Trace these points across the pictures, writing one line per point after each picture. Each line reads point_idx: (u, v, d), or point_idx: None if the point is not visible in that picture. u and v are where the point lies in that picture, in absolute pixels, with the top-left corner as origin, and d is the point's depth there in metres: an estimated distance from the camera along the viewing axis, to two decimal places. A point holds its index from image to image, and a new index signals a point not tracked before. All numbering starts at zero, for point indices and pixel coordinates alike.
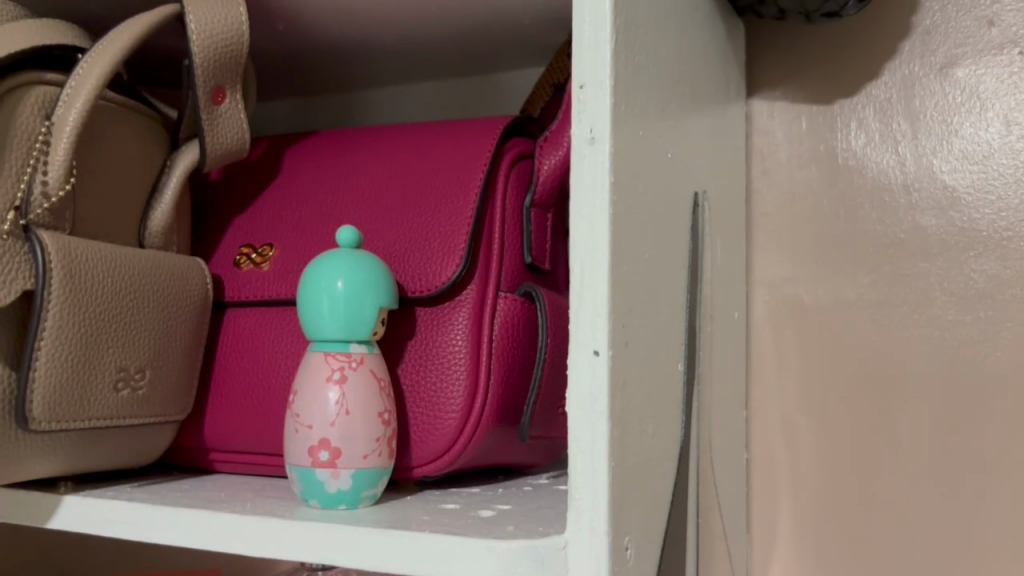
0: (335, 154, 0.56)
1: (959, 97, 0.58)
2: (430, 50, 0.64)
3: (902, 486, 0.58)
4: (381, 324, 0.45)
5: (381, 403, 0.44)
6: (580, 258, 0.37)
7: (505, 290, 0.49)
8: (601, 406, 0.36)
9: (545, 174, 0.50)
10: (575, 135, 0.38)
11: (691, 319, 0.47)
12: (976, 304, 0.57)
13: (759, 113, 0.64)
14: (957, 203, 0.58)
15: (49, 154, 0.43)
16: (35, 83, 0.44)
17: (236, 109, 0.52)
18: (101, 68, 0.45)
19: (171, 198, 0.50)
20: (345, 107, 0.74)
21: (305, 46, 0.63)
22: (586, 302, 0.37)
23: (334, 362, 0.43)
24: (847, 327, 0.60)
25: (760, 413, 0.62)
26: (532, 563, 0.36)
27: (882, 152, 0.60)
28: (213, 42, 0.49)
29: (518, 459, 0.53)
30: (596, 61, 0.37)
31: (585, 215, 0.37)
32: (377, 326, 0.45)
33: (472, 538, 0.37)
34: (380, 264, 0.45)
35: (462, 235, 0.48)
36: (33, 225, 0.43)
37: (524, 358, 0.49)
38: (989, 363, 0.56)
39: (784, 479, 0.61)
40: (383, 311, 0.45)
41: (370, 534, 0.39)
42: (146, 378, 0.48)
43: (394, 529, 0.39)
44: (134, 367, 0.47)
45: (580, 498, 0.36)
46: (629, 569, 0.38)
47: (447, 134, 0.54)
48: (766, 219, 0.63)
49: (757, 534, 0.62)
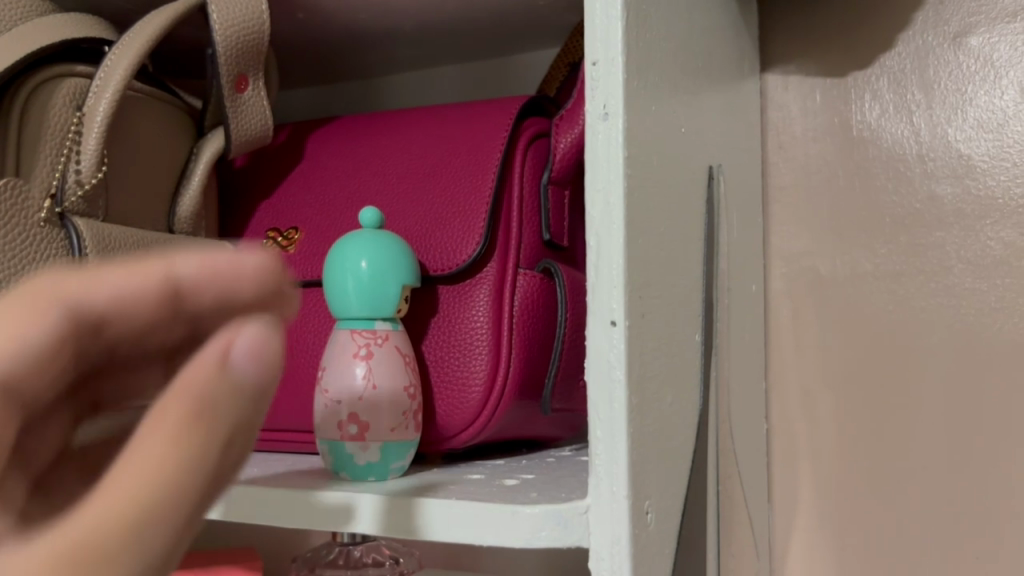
0: (357, 138, 0.57)
1: (973, 66, 0.58)
2: (446, 34, 0.65)
3: (923, 454, 0.59)
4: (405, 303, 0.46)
5: (407, 378, 0.45)
6: (596, 232, 0.38)
7: (524, 267, 0.50)
8: (619, 375, 0.37)
9: (561, 153, 0.50)
10: (589, 111, 0.38)
11: (708, 290, 0.48)
12: (993, 271, 0.57)
13: (774, 88, 0.64)
14: (972, 171, 0.58)
15: (82, 143, 0.45)
16: (68, 75, 0.46)
17: (259, 96, 0.53)
18: (128, 59, 0.46)
19: (199, 183, 0.52)
20: (363, 93, 0.75)
21: (324, 34, 0.64)
22: (603, 274, 0.38)
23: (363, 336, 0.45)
24: (864, 297, 0.61)
25: (780, 384, 0.63)
26: (556, 527, 0.38)
27: (896, 123, 0.60)
28: (236, 32, 0.51)
29: (541, 432, 0.54)
30: (608, 38, 0.38)
31: (600, 189, 0.38)
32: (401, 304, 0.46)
33: (498, 504, 0.39)
34: (401, 243, 0.46)
35: (482, 213, 0.49)
36: (68, 212, 0.44)
37: (545, 333, 0.50)
38: (1006, 330, 0.57)
39: (805, 449, 0.62)
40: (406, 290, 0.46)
41: (427, 505, 0.40)
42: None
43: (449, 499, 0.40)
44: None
45: (601, 464, 0.37)
46: (651, 533, 0.39)
47: (467, 116, 0.55)
48: (782, 193, 0.63)
49: (778, 502, 0.63)
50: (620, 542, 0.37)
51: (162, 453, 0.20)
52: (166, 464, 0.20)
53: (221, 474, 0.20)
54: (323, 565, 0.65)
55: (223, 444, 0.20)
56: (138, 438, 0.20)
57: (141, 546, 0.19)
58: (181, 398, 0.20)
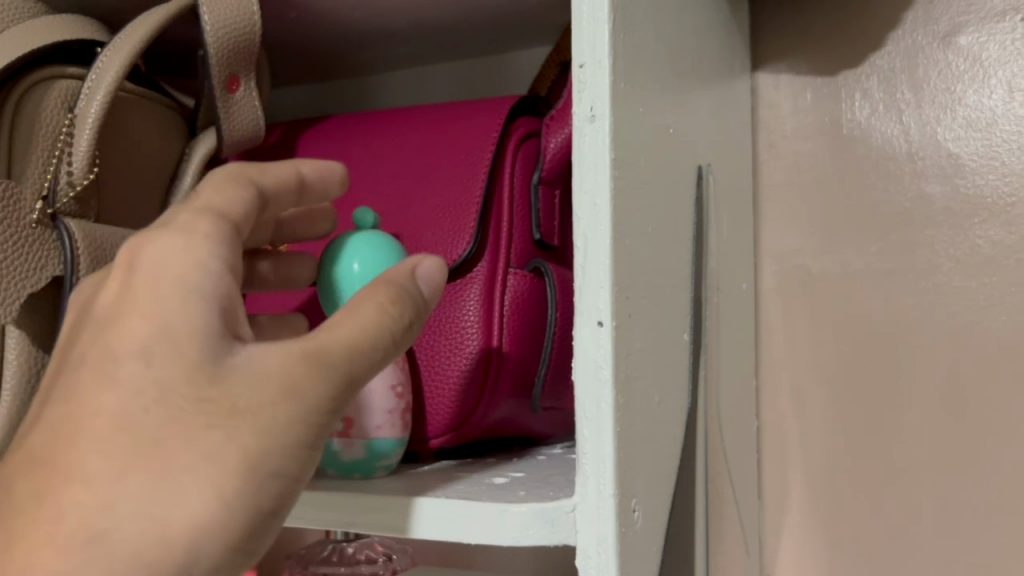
0: (349, 138, 0.57)
1: (962, 65, 0.58)
2: (438, 32, 0.65)
3: (912, 451, 0.59)
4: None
5: (395, 377, 0.46)
6: (583, 233, 0.38)
7: (514, 267, 0.50)
8: (605, 374, 0.37)
9: (551, 153, 0.51)
10: (576, 114, 0.39)
11: (697, 289, 0.49)
12: (982, 269, 0.57)
13: (765, 86, 0.64)
14: (961, 170, 0.58)
15: (73, 145, 0.45)
16: (58, 77, 0.46)
17: (251, 96, 0.53)
18: (120, 61, 0.46)
19: (190, 186, 0.52)
20: (356, 91, 0.75)
21: (316, 33, 0.64)
22: (590, 275, 0.38)
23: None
24: (854, 294, 0.61)
25: (770, 381, 0.63)
26: (543, 525, 0.38)
27: (886, 122, 0.61)
28: (228, 33, 0.51)
29: (536, 429, 0.54)
30: (595, 41, 0.38)
31: (587, 190, 0.38)
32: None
33: (486, 502, 0.39)
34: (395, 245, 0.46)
35: (472, 215, 0.50)
36: (60, 213, 0.45)
37: (535, 331, 0.50)
38: (994, 328, 0.57)
39: (794, 446, 0.63)
40: None
41: (422, 505, 0.40)
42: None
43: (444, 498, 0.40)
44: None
45: (587, 462, 0.38)
46: (637, 530, 0.40)
47: (456, 115, 0.55)
48: (772, 191, 0.64)
49: (769, 498, 0.63)
50: (607, 540, 0.37)
51: (373, 307, 0.34)
52: (375, 318, 0.34)
53: (404, 333, 0.35)
54: (316, 564, 0.65)
55: (407, 316, 0.35)
56: (356, 305, 0.34)
57: (347, 363, 0.33)
58: (389, 285, 0.35)
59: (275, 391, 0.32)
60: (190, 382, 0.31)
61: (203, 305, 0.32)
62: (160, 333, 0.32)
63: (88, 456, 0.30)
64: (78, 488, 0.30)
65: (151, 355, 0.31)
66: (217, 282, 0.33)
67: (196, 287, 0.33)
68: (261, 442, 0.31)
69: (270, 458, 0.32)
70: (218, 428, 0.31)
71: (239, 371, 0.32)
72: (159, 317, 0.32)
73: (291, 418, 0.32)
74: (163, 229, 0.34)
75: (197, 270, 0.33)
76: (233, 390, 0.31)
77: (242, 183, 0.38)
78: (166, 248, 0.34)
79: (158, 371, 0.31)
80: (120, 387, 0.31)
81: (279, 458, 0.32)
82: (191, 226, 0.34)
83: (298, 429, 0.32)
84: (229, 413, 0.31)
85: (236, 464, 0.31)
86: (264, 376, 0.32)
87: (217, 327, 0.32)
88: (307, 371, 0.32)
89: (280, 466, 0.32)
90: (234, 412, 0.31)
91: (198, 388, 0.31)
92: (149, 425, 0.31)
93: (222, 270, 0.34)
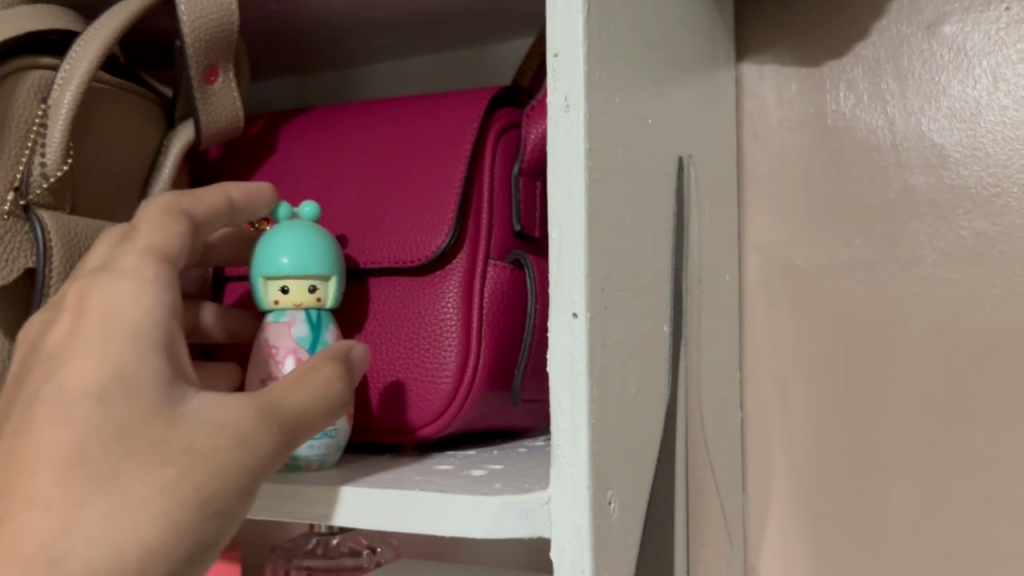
0: (330, 129, 0.57)
1: (946, 55, 0.58)
2: (421, 24, 0.65)
3: (895, 443, 0.59)
4: (286, 293, 0.45)
5: (266, 371, 0.45)
6: (558, 224, 0.38)
7: (494, 258, 0.50)
8: (580, 366, 0.37)
9: (531, 143, 0.50)
10: (551, 103, 0.38)
11: (677, 281, 0.48)
12: (966, 260, 0.57)
13: (749, 77, 0.64)
14: (945, 161, 0.58)
15: (46, 136, 0.45)
16: (31, 68, 0.46)
17: (229, 88, 0.53)
18: (94, 51, 0.46)
19: (168, 178, 0.52)
20: (341, 83, 0.75)
21: (298, 24, 0.64)
22: (564, 267, 0.38)
23: (272, 334, 0.45)
24: (838, 286, 0.61)
25: (754, 373, 0.63)
26: (518, 517, 0.38)
27: (870, 113, 0.60)
28: (204, 23, 0.50)
29: (515, 422, 0.54)
30: (569, 29, 0.38)
31: (561, 180, 0.38)
32: (278, 295, 0.45)
33: (460, 495, 0.39)
34: (308, 230, 0.45)
35: (450, 206, 0.49)
36: (33, 204, 0.44)
37: (516, 324, 0.50)
38: (978, 319, 0.57)
39: (778, 438, 0.62)
40: (317, 279, 0.45)
41: (346, 494, 0.41)
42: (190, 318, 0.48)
43: (366, 487, 0.41)
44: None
45: (562, 454, 0.37)
46: (613, 523, 0.39)
47: (436, 106, 0.54)
48: (757, 183, 0.63)
49: (753, 491, 0.63)
50: (581, 532, 0.37)
51: (319, 377, 0.39)
52: (320, 385, 0.38)
53: (343, 404, 0.40)
54: (301, 556, 0.66)
55: (346, 388, 0.40)
56: (302, 373, 0.39)
57: (294, 418, 0.37)
58: (333, 358, 0.40)
59: (230, 437, 0.35)
60: (148, 423, 0.34)
61: (153, 355, 0.36)
62: (114, 376, 0.35)
63: (46, 487, 0.33)
64: (37, 516, 0.32)
65: (107, 396, 0.34)
66: (162, 332, 0.37)
67: (145, 335, 0.36)
68: (212, 482, 0.34)
69: (217, 496, 0.34)
70: (173, 466, 0.34)
71: (193, 417, 0.35)
72: (110, 362, 0.35)
73: (240, 463, 0.35)
74: (113, 277, 0.38)
75: (146, 319, 0.36)
76: (190, 432, 0.35)
77: (179, 220, 0.41)
78: (117, 298, 0.37)
79: (115, 412, 0.34)
80: (75, 423, 0.34)
81: (225, 497, 0.35)
82: (137, 274, 0.38)
83: (245, 474, 0.35)
84: (185, 453, 0.34)
85: (188, 499, 0.34)
86: (218, 422, 0.35)
87: (167, 376, 0.36)
88: (255, 424, 0.36)
89: (226, 506, 0.35)
90: (191, 450, 0.34)
91: (154, 430, 0.34)
92: (105, 460, 0.33)
93: (166, 321, 0.37)
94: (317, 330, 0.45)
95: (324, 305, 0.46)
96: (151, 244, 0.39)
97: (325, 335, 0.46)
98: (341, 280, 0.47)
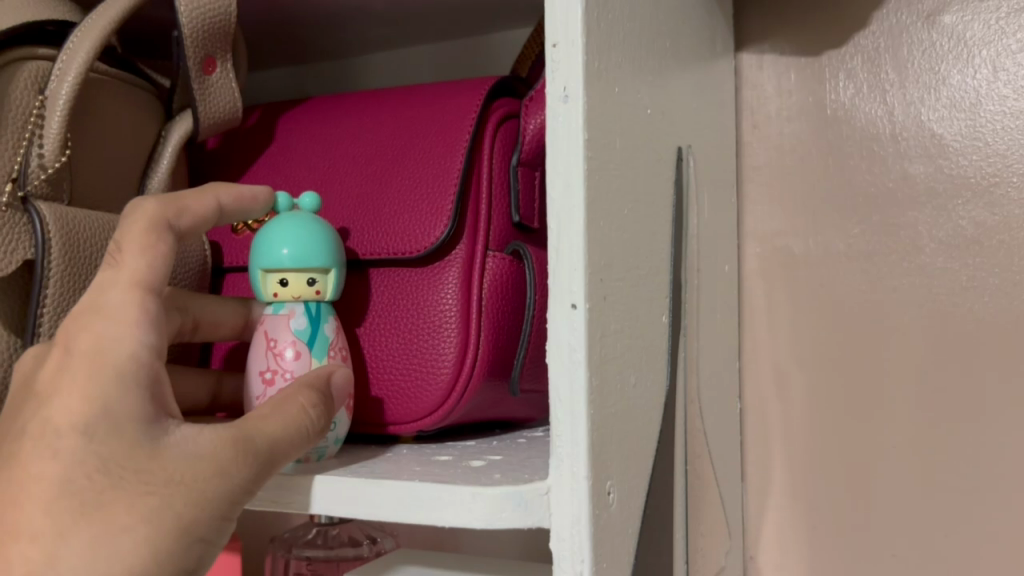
0: (327, 121, 0.57)
1: (946, 44, 0.58)
2: (420, 13, 0.65)
3: (893, 432, 0.59)
4: (284, 285, 0.45)
5: (263, 363, 0.45)
6: (556, 214, 0.38)
7: (493, 250, 0.50)
8: (579, 357, 0.37)
9: (529, 135, 0.50)
10: (549, 93, 0.38)
11: (676, 270, 0.48)
12: (965, 250, 0.57)
13: (748, 67, 0.64)
14: (945, 151, 0.58)
15: (44, 127, 0.45)
16: (28, 59, 0.46)
17: (227, 78, 0.53)
18: (90, 42, 0.46)
19: (167, 168, 0.52)
20: (339, 74, 0.75)
21: (296, 14, 0.64)
22: (564, 258, 0.38)
23: (272, 326, 0.45)
24: (837, 277, 0.61)
25: (753, 364, 0.63)
26: (517, 507, 0.38)
27: (869, 103, 0.60)
28: (201, 13, 0.50)
29: (513, 413, 0.54)
30: (567, 19, 0.38)
31: (560, 171, 0.38)
32: (276, 287, 0.45)
33: (458, 486, 0.39)
34: (308, 222, 0.45)
35: (450, 197, 0.49)
36: (31, 196, 0.44)
37: (514, 315, 0.50)
38: (976, 309, 0.57)
39: (777, 428, 0.62)
40: (317, 271, 0.45)
41: (320, 484, 0.42)
42: (191, 319, 0.47)
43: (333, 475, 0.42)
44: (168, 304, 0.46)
45: (561, 445, 0.37)
46: (612, 513, 0.40)
47: (433, 98, 0.54)
48: (756, 174, 0.63)
49: (752, 482, 0.63)
50: (580, 523, 0.37)
51: (295, 407, 0.39)
52: (296, 413, 0.39)
53: (320, 432, 0.40)
54: (301, 546, 0.66)
55: (322, 415, 0.40)
56: (280, 403, 0.39)
57: (274, 448, 0.38)
58: (310, 387, 0.41)
59: (209, 468, 0.36)
60: (132, 453, 0.35)
61: (137, 391, 0.36)
62: (100, 408, 0.36)
63: (33, 518, 0.34)
64: (24, 545, 0.34)
65: (92, 429, 0.35)
66: (148, 370, 0.37)
67: (129, 373, 0.37)
68: (191, 511, 0.35)
69: (196, 524, 0.36)
70: (155, 495, 0.35)
71: (175, 447, 0.36)
72: (95, 395, 0.36)
73: (219, 492, 0.36)
74: (100, 304, 0.38)
75: (131, 357, 0.37)
76: (173, 463, 0.36)
77: (166, 240, 0.41)
78: (104, 332, 0.37)
79: (99, 445, 0.35)
80: (61, 456, 0.35)
81: (207, 525, 0.36)
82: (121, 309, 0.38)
83: (223, 503, 0.36)
84: (168, 482, 0.35)
85: (171, 529, 0.35)
86: (200, 453, 0.36)
87: (150, 408, 0.37)
88: (236, 454, 0.37)
89: (205, 533, 0.36)
90: (173, 480, 0.35)
91: (138, 460, 0.35)
92: (88, 491, 0.35)
93: (151, 357, 0.38)
94: (316, 323, 0.45)
95: (324, 297, 0.45)
96: (136, 273, 0.39)
97: (324, 328, 0.45)
98: (341, 272, 0.46)
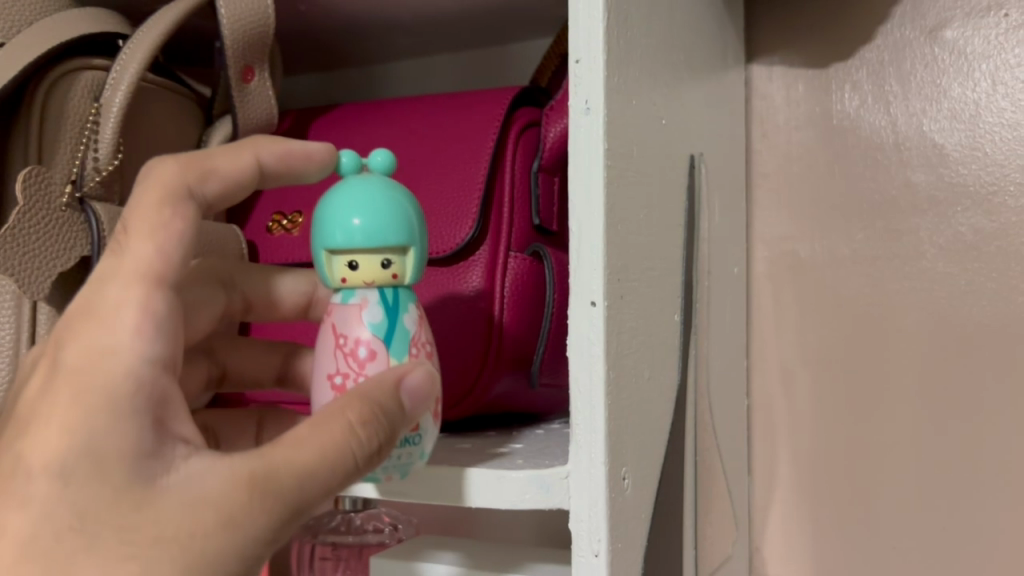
0: (357, 126, 0.60)
1: (947, 59, 0.60)
2: (444, 24, 0.68)
3: (893, 428, 0.62)
4: (354, 269, 0.40)
5: (334, 363, 0.41)
6: (578, 219, 0.41)
7: (515, 250, 0.53)
8: (597, 351, 0.40)
9: (550, 142, 0.53)
10: (572, 105, 0.41)
11: (688, 271, 0.51)
12: (965, 255, 0.60)
13: (758, 78, 0.67)
14: (945, 160, 0.61)
15: (99, 133, 0.48)
16: (84, 69, 0.49)
17: (264, 87, 0.56)
18: (142, 53, 0.49)
19: None
20: (365, 81, 0.78)
21: (326, 24, 0.67)
22: (584, 259, 0.40)
23: (342, 318, 0.41)
24: (841, 279, 0.64)
25: (761, 362, 0.66)
26: (539, 490, 0.41)
27: (874, 113, 0.63)
28: (242, 27, 0.53)
29: (533, 405, 0.57)
30: (589, 38, 0.41)
31: (580, 177, 0.41)
32: (345, 272, 0.41)
33: (485, 469, 0.42)
34: (378, 189, 0.40)
35: (474, 202, 0.52)
36: (87, 196, 0.48)
37: (534, 312, 0.53)
38: (974, 312, 0.59)
39: (783, 423, 0.65)
40: (392, 248, 0.40)
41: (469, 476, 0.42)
42: (241, 296, 0.49)
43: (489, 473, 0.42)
44: (218, 281, 0.48)
45: (580, 433, 0.40)
46: (627, 498, 0.42)
47: (459, 106, 0.57)
48: (765, 180, 0.66)
49: (758, 474, 0.66)
50: (597, 504, 0.40)
51: (336, 428, 0.35)
52: (333, 438, 0.35)
53: (370, 457, 0.36)
54: (325, 532, 0.70)
55: (378, 434, 0.36)
56: (318, 428, 0.35)
57: (295, 487, 0.34)
58: (363, 400, 0.36)
59: (209, 519, 0.33)
60: (114, 504, 0.32)
61: (124, 424, 0.33)
62: (78, 447, 0.33)
63: None
64: None
65: (67, 474, 0.33)
66: (145, 394, 0.34)
67: (119, 400, 0.34)
68: None
69: None
70: (135, 561, 0.32)
71: (170, 494, 0.33)
72: (73, 434, 0.33)
73: (229, 548, 0.33)
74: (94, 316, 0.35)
75: (127, 377, 0.34)
76: (162, 516, 0.33)
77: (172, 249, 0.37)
78: (98, 342, 0.35)
79: (76, 492, 0.32)
80: (30, 505, 0.32)
81: None
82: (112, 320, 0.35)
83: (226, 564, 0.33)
84: (153, 541, 0.32)
85: None
86: (202, 501, 0.33)
87: (143, 440, 0.34)
88: (247, 498, 0.33)
89: None
90: (160, 538, 0.32)
91: (120, 512, 0.32)
92: (61, 548, 0.32)
93: (153, 374, 0.35)
94: (393, 314, 0.41)
95: (402, 282, 0.41)
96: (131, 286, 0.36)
97: (403, 320, 0.41)
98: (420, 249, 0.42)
